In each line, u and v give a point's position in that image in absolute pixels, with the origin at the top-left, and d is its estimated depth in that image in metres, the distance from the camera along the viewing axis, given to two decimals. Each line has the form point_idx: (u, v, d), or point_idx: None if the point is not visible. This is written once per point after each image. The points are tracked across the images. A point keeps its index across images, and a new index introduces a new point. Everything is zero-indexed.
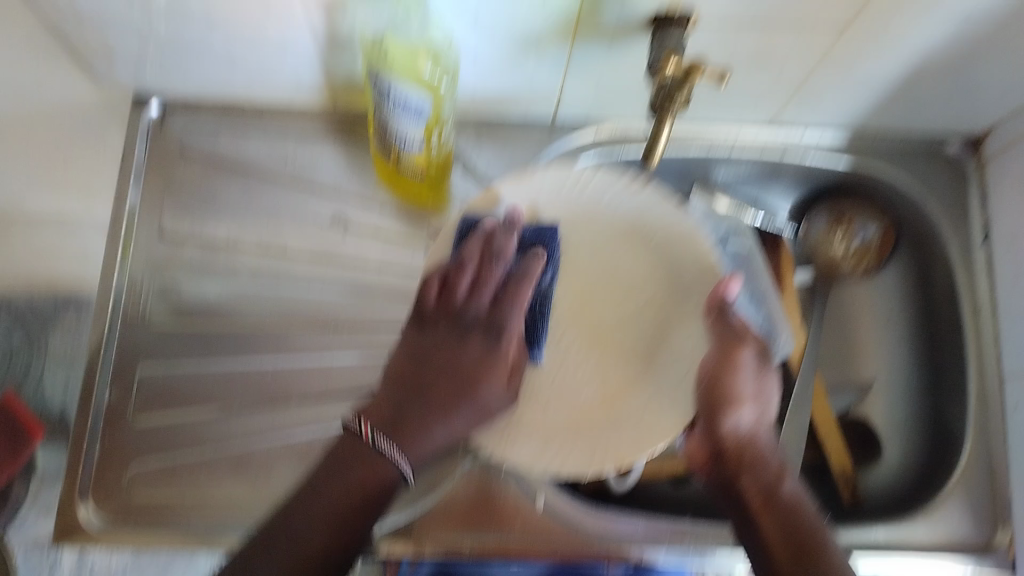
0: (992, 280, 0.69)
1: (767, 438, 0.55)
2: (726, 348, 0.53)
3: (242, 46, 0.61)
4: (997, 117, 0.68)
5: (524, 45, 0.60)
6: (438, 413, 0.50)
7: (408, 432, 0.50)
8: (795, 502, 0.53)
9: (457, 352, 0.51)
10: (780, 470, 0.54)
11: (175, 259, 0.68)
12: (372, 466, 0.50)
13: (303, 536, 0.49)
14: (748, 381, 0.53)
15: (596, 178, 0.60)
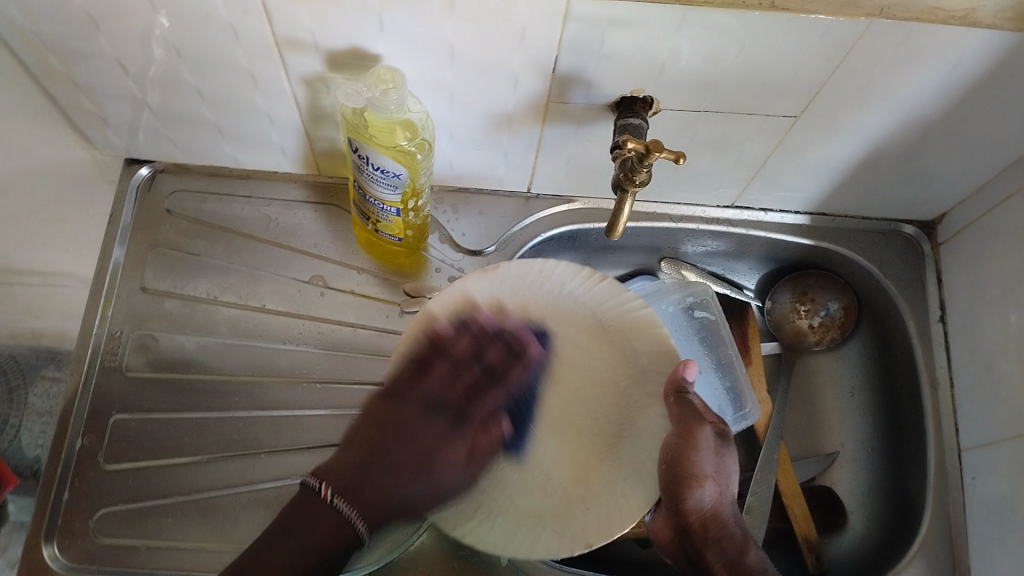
0: (948, 355, 0.73)
1: (729, 510, 0.58)
2: (685, 428, 0.55)
3: (222, 115, 0.61)
4: (950, 205, 0.73)
5: (498, 123, 0.61)
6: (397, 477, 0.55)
7: (369, 496, 0.53)
8: (760, 571, 0.57)
9: (430, 428, 0.57)
10: (742, 540, 0.58)
11: (154, 312, 0.68)
12: (326, 525, 0.51)
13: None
14: (709, 461, 0.55)
15: (558, 270, 0.61)
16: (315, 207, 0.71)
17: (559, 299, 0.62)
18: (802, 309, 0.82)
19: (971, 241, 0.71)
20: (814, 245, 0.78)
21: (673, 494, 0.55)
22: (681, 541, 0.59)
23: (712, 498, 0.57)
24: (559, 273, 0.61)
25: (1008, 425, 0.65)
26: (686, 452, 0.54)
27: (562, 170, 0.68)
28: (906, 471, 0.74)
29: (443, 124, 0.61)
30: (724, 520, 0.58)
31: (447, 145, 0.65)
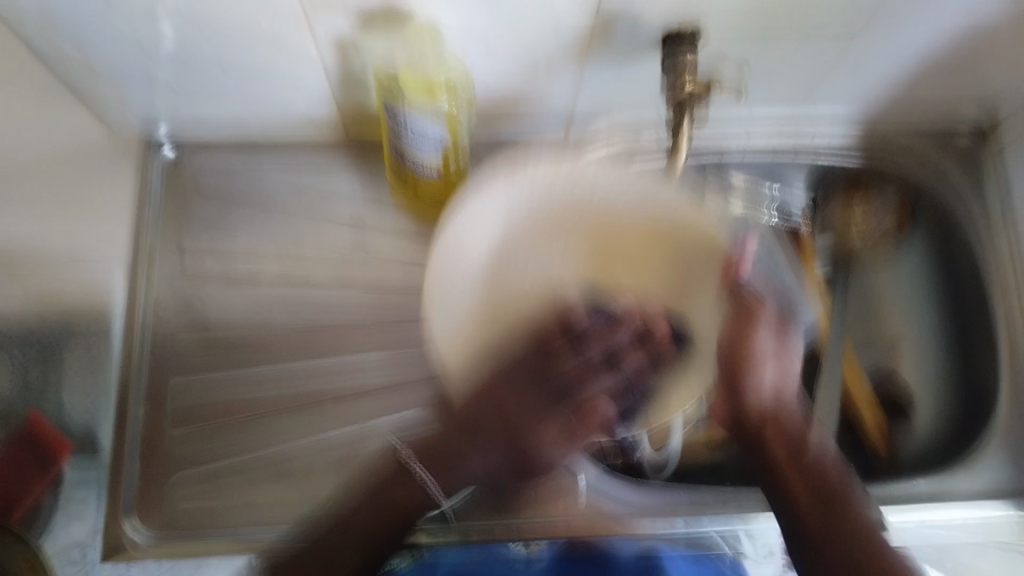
0: (1009, 256, 0.70)
1: (793, 403, 0.57)
2: (742, 320, 0.56)
3: (245, 71, 0.58)
4: (1009, 104, 0.69)
5: (531, 67, 0.58)
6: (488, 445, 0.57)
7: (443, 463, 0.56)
8: (820, 459, 0.55)
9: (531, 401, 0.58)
10: (805, 433, 0.56)
11: (199, 272, 0.68)
12: (410, 486, 0.56)
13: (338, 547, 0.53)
14: (765, 343, 0.55)
15: (595, 170, 0.60)
16: (344, 152, 0.71)
17: (594, 201, 0.62)
18: (853, 218, 0.76)
19: None
20: (865, 157, 0.72)
21: (729, 375, 0.56)
22: (739, 432, 0.57)
23: (779, 377, 0.56)
24: (596, 176, 0.60)
25: None
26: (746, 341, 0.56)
27: (599, 112, 0.65)
28: (983, 369, 0.69)
29: (475, 72, 0.58)
30: (786, 409, 0.56)
31: (478, 90, 0.61)
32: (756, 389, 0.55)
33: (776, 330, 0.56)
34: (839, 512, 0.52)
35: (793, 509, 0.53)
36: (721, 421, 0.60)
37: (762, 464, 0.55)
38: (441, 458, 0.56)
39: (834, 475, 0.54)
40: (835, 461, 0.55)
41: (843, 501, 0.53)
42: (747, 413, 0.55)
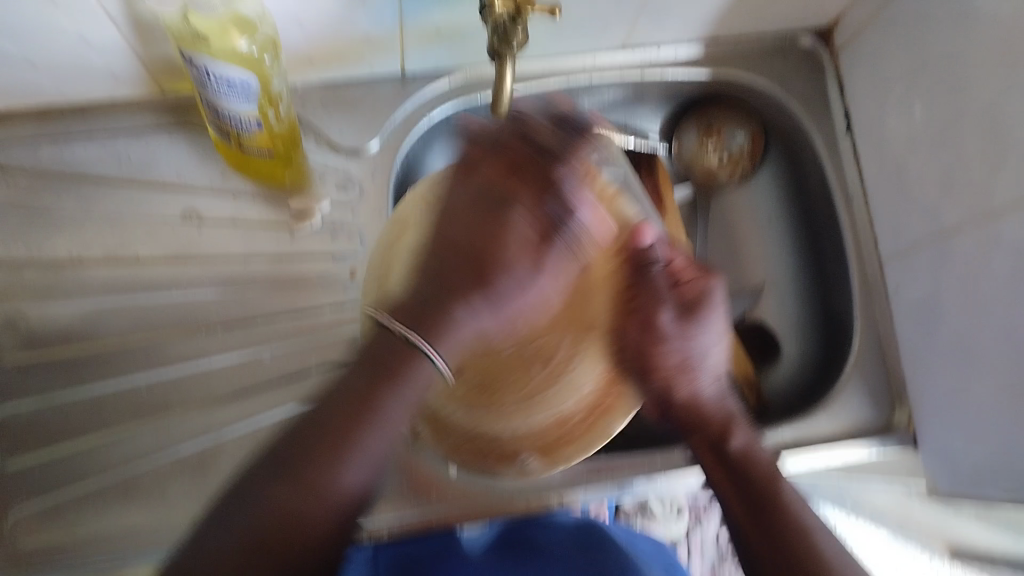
0: (858, 165, 0.72)
1: (716, 396, 0.56)
2: (644, 312, 0.54)
3: (32, 42, 0.52)
4: (842, 7, 0.70)
5: (348, 2, 0.53)
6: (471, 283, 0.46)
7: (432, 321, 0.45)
8: (746, 451, 0.53)
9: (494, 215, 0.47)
10: (729, 425, 0.54)
11: (13, 284, 0.61)
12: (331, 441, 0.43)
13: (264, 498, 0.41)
14: (677, 340, 0.54)
15: None
16: (170, 131, 0.63)
17: None
18: (710, 144, 0.77)
19: (867, 44, 0.68)
20: (712, 76, 0.74)
21: (636, 368, 0.54)
22: (669, 420, 0.57)
23: (699, 368, 0.55)
24: None
25: (924, 224, 0.64)
26: (661, 344, 0.54)
27: (434, 43, 0.62)
28: (831, 288, 0.74)
29: (289, 14, 0.53)
30: (707, 411, 0.55)
31: (300, 37, 0.57)
32: (684, 382, 0.55)
33: (695, 312, 0.54)
34: (764, 511, 0.50)
35: (728, 513, 0.52)
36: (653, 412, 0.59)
37: (698, 461, 0.55)
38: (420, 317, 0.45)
39: (767, 472, 0.52)
40: (765, 461, 0.53)
41: (777, 502, 0.50)
42: (667, 407, 0.56)
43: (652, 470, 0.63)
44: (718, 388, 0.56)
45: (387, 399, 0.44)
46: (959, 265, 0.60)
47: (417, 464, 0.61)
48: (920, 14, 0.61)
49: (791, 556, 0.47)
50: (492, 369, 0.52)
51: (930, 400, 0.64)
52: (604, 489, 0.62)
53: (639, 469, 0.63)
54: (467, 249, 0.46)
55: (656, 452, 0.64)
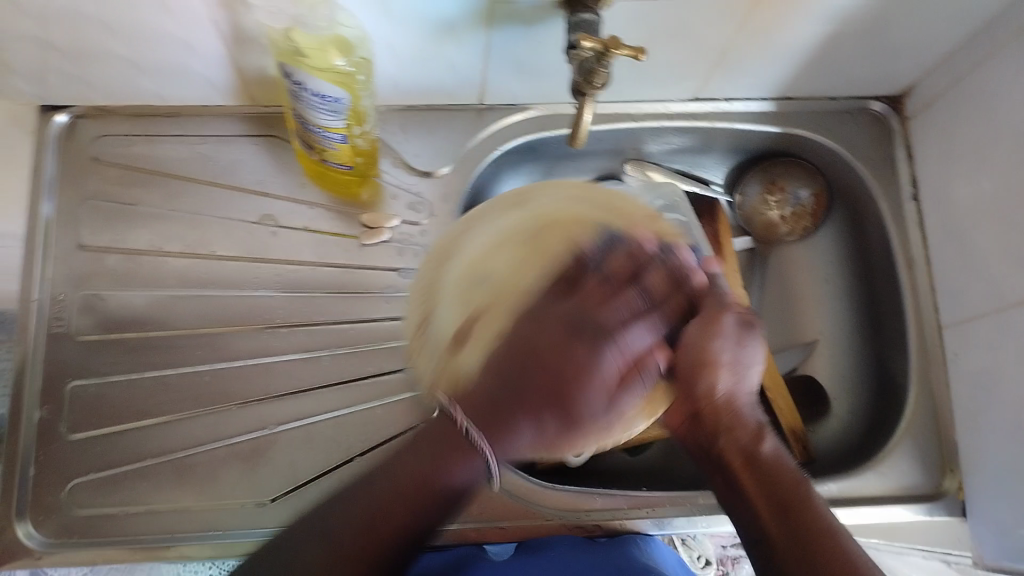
0: (922, 232, 0.72)
1: (740, 407, 0.54)
2: (705, 317, 0.53)
3: (142, 46, 0.55)
4: (917, 77, 0.71)
5: (439, 32, 0.56)
6: (528, 413, 0.51)
7: (496, 434, 0.51)
8: (775, 460, 0.53)
9: (564, 351, 0.52)
10: (757, 437, 0.54)
11: (97, 270, 0.64)
12: (461, 450, 0.51)
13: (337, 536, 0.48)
14: (727, 347, 0.53)
15: None
16: (256, 140, 0.66)
17: None
18: (772, 200, 0.79)
19: (940, 114, 0.69)
20: (781, 132, 0.75)
21: (683, 376, 0.53)
22: (692, 425, 0.55)
23: (731, 388, 0.54)
24: None
25: (986, 296, 0.64)
26: (704, 354, 0.53)
27: (514, 78, 0.64)
28: (887, 353, 0.73)
29: (382, 40, 0.56)
30: (737, 421, 0.54)
31: (389, 60, 0.60)
32: (716, 389, 0.53)
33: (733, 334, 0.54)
34: (790, 516, 0.50)
35: (756, 524, 0.51)
36: (672, 420, 0.56)
37: (720, 473, 0.54)
38: (494, 411, 0.51)
39: (791, 479, 0.52)
40: (790, 470, 0.52)
41: (801, 513, 0.50)
42: (697, 410, 0.54)
43: (692, 510, 0.64)
44: (750, 401, 0.55)
45: (462, 462, 0.51)
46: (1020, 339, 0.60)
47: None
48: (994, 89, 0.62)
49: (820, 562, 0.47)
50: (532, 350, 0.52)
51: (988, 472, 0.64)
52: (644, 523, 0.63)
53: (680, 508, 0.64)
54: (544, 360, 0.52)
55: (698, 492, 0.64)
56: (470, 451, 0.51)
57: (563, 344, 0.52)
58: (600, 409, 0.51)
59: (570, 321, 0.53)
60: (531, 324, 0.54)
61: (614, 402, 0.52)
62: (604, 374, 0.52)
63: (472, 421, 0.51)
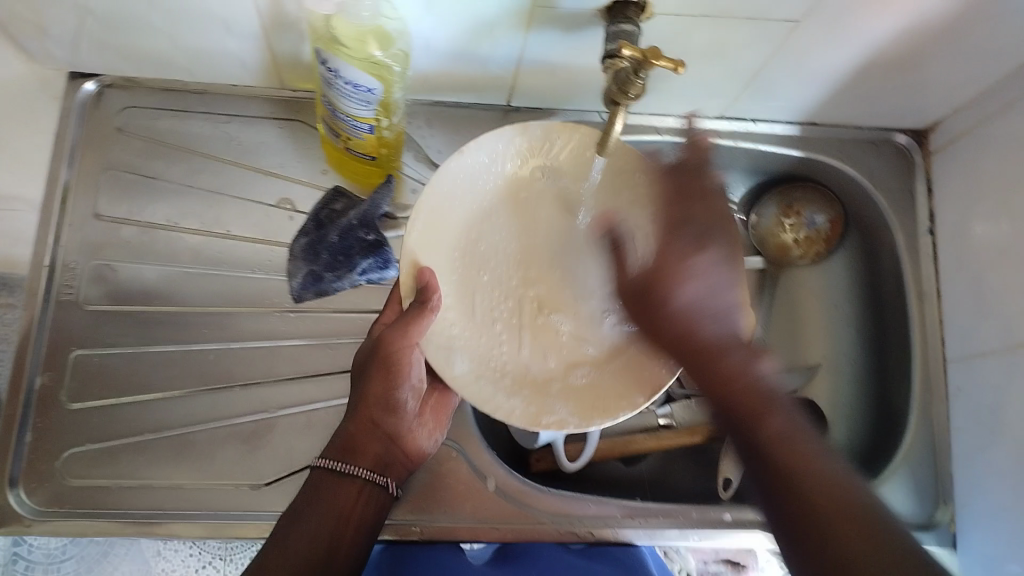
0: (934, 266, 0.72)
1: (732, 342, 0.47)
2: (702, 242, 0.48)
3: (179, 21, 0.55)
4: (943, 113, 0.71)
5: (476, 31, 0.56)
6: (379, 446, 0.55)
7: (365, 456, 0.54)
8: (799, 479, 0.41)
9: (384, 377, 0.54)
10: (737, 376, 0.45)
11: (110, 240, 0.63)
12: (349, 496, 0.53)
13: (302, 546, 0.49)
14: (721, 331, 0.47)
15: None
16: (280, 123, 0.66)
17: None
18: (788, 223, 0.78)
19: (965, 151, 0.69)
20: (803, 156, 0.75)
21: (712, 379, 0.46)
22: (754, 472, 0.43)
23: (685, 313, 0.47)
24: None
25: (996, 336, 0.64)
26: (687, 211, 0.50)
27: (544, 82, 0.64)
28: (891, 386, 0.73)
29: (418, 34, 0.56)
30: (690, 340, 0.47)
31: (422, 54, 0.59)
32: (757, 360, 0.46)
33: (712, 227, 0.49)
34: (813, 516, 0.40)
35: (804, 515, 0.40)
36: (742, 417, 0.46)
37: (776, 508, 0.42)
38: (355, 452, 0.54)
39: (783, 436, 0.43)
40: (835, 469, 0.41)
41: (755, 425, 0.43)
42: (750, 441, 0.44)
43: (686, 524, 0.64)
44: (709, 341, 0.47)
45: (387, 431, 0.55)
46: None
47: (457, 471, 0.63)
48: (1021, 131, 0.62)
49: (828, 561, 0.38)
50: (385, 365, 0.54)
51: (983, 513, 0.64)
52: (634, 533, 0.63)
53: (674, 518, 0.64)
54: (374, 394, 0.54)
55: (692, 506, 0.64)
56: (381, 493, 0.55)
57: (373, 395, 0.54)
58: (404, 416, 0.56)
59: (382, 371, 0.54)
60: (389, 348, 0.53)
61: (421, 414, 0.58)
62: (403, 402, 0.56)
63: (341, 462, 0.53)
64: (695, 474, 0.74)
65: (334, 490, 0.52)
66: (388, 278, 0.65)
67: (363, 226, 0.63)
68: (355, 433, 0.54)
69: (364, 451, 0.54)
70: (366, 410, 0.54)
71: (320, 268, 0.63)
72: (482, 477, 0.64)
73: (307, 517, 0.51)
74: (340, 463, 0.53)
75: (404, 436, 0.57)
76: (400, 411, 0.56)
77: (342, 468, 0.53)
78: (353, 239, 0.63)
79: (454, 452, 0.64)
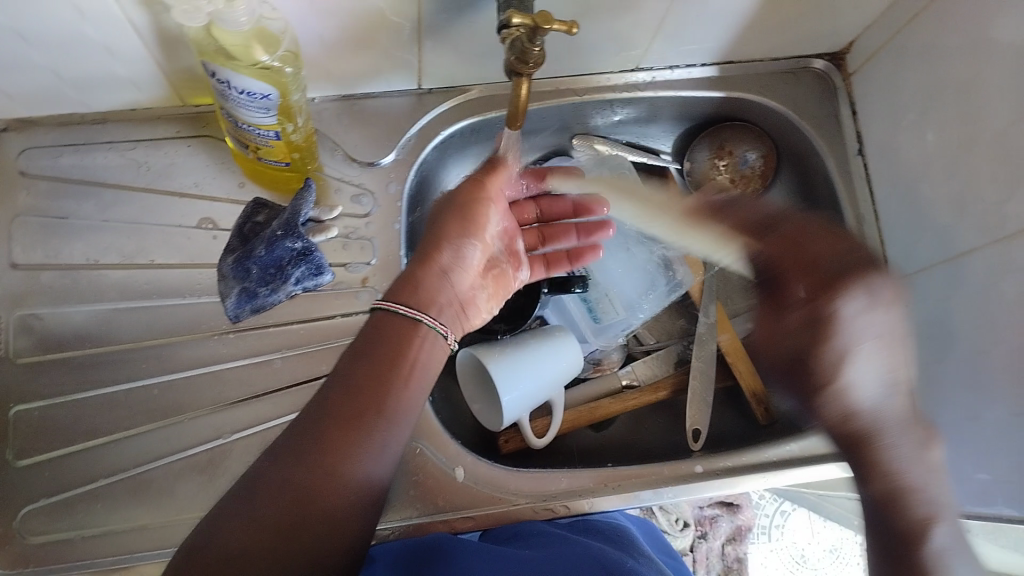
0: (869, 187, 0.72)
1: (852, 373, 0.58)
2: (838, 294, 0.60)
3: (60, 53, 0.53)
4: (855, 33, 0.70)
5: (368, 18, 0.54)
6: (430, 294, 0.55)
7: (420, 300, 0.53)
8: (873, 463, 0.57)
9: (452, 219, 0.57)
10: (869, 437, 0.58)
11: (31, 288, 0.61)
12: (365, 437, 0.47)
13: (276, 500, 0.44)
14: (868, 325, 0.58)
15: None
16: (189, 141, 0.64)
17: None
18: (721, 164, 0.78)
19: (882, 67, 0.69)
20: (726, 96, 0.74)
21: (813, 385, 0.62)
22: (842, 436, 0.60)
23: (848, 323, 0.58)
24: None
25: (935, 248, 0.65)
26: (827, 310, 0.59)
27: (451, 60, 0.62)
28: None
29: (309, 31, 0.54)
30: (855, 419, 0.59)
31: (318, 50, 0.58)
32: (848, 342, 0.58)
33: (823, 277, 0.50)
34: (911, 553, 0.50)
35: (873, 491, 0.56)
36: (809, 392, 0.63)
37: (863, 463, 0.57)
38: (416, 296, 0.53)
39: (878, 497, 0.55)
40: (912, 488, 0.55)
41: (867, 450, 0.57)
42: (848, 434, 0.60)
43: (660, 483, 0.64)
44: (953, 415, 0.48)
45: (445, 284, 0.56)
46: (970, 290, 0.61)
47: (426, 466, 0.63)
48: (932, 41, 0.62)
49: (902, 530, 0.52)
50: (456, 214, 0.57)
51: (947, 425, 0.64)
52: (612, 499, 0.63)
53: (648, 480, 0.64)
54: (446, 232, 0.56)
55: (663, 464, 0.65)
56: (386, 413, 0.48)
57: (441, 242, 0.56)
58: (464, 270, 0.58)
59: (458, 215, 0.57)
60: (466, 197, 0.57)
61: (483, 280, 0.61)
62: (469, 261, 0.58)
63: (406, 301, 0.53)
64: (663, 427, 0.74)
65: (334, 418, 0.47)
66: (325, 281, 0.63)
67: (287, 233, 0.59)
68: (419, 273, 0.55)
69: (415, 303, 0.53)
70: (436, 257, 0.55)
71: (254, 284, 0.60)
72: (452, 468, 0.63)
73: (253, 504, 0.43)
74: (402, 307, 0.52)
75: (462, 293, 0.58)
76: (462, 266, 0.58)
77: (405, 312, 0.52)
78: (279, 250, 0.59)
79: (420, 446, 0.63)
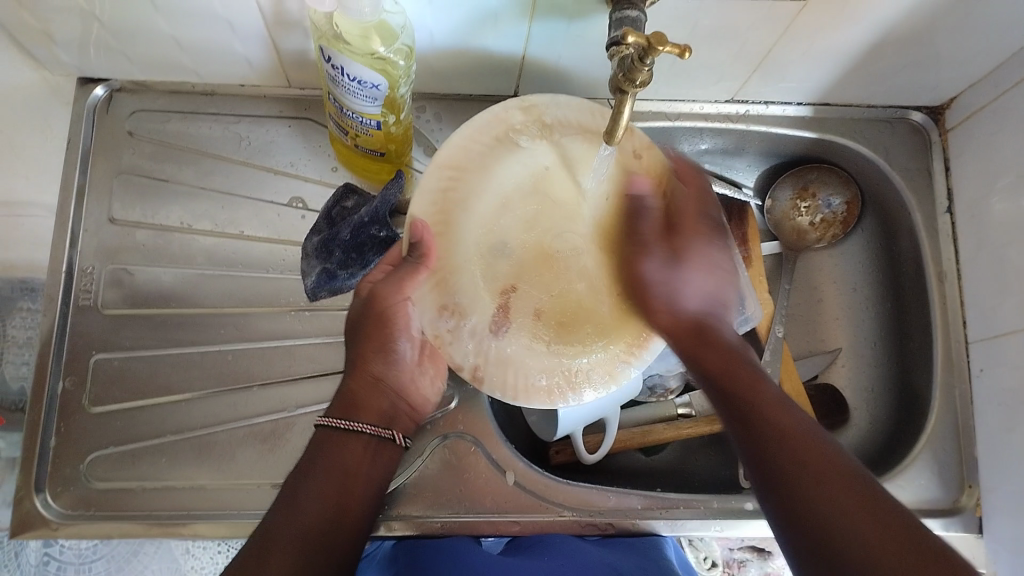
0: (954, 245, 0.71)
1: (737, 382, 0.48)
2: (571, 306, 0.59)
3: (184, 24, 0.55)
4: (958, 89, 0.69)
5: (478, 21, 0.55)
6: (368, 403, 0.56)
7: (361, 411, 0.56)
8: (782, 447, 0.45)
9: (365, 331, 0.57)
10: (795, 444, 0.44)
11: (125, 245, 0.64)
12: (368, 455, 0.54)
13: (316, 506, 0.49)
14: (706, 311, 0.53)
15: None
16: (289, 122, 0.66)
17: None
18: (803, 206, 0.78)
19: (983, 126, 0.68)
20: (817, 138, 0.74)
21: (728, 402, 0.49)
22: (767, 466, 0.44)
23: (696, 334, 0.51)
24: None
25: (1017, 315, 0.63)
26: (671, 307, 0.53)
27: (551, 71, 0.63)
28: (912, 368, 0.72)
29: (421, 27, 0.56)
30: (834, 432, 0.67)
31: (426, 47, 0.59)
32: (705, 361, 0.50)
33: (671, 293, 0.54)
34: (813, 547, 0.40)
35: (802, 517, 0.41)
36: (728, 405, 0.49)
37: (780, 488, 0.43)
38: (351, 407, 0.56)
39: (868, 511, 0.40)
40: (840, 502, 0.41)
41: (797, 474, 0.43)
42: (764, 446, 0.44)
43: (708, 513, 0.64)
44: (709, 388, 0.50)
45: (382, 380, 0.58)
46: None
47: (476, 464, 0.63)
48: None
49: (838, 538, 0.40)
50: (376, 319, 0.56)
51: (1010, 495, 0.63)
52: (657, 523, 0.63)
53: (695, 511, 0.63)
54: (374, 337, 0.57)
55: (713, 496, 0.64)
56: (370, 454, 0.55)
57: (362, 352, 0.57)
58: (400, 364, 0.59)
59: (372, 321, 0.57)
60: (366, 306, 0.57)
61: (421, 363, 0.61)
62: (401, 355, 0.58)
63: (345, 419, 0.54)
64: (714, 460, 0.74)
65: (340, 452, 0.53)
66: None
67: (373, 220, 0.60)
68: (356, 388, 0.57)
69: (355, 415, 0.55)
70: (365, 365, 0.57)
71: (334, 266, 0.62)
72: (502, 471, 0.63)
73: (295, 509, 0.48)
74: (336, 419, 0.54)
75: (403, 386, 0.60)
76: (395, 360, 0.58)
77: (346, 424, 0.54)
78: (363, 234, 0.61)
79: (473, 444, 0.64)
